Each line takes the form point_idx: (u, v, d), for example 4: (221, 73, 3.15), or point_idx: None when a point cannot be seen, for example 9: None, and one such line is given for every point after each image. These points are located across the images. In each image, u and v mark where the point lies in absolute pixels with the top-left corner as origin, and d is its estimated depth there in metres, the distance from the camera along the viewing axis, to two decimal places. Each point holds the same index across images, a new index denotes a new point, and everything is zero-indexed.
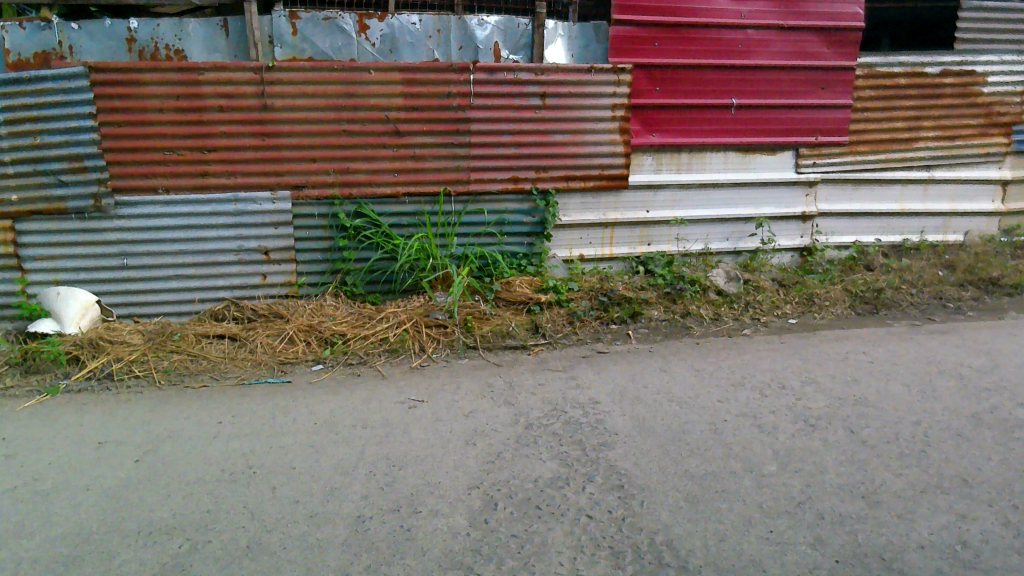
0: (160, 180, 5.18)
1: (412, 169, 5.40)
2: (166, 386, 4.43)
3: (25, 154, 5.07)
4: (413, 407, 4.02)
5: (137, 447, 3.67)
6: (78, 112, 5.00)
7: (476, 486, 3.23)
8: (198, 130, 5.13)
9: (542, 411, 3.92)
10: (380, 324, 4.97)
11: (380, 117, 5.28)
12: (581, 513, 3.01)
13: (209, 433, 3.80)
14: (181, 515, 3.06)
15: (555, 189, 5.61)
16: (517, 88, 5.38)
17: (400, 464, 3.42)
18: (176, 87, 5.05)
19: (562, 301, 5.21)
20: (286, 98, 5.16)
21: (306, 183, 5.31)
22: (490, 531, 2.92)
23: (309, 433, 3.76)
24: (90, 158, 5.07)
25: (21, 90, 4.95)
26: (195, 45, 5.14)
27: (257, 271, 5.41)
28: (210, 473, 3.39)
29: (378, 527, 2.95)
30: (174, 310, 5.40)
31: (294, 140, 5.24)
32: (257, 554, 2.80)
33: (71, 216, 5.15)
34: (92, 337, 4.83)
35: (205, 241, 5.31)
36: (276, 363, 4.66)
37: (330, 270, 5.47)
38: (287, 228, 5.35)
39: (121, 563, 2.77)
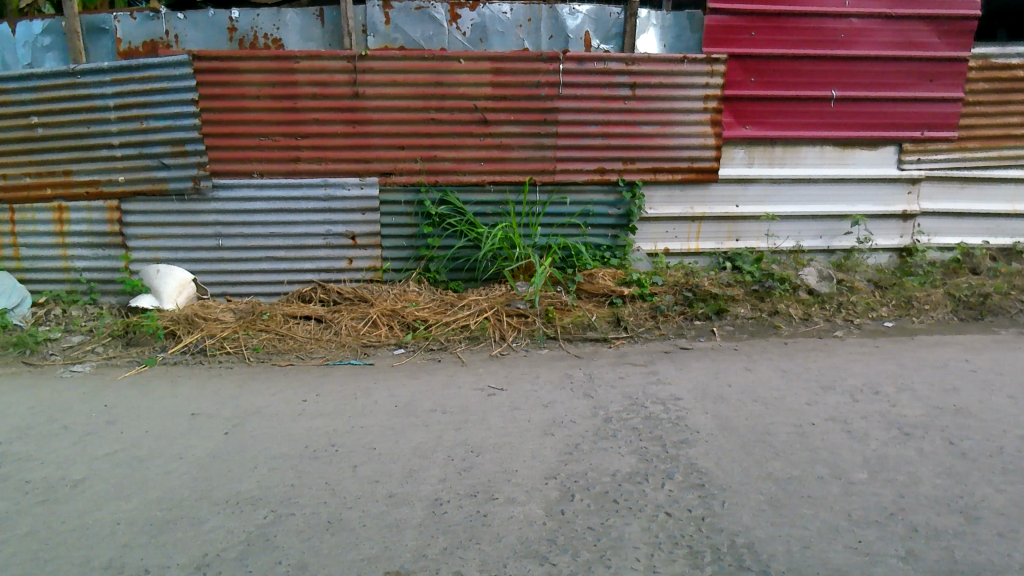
0: (256, 165, 5.35)
1: (498, 159, 5.42)
2: (255, 363, 4.59)
3: (131, 137, 5.32)
4: (492, 395, 4.03)
5: (226, 420, 3.82)
6: (181, 98, 5.21)
7: (553, 476, 3.21)
8: (292, 117, 5.28)
9: (621, 405, 3.87)
10: (461, 311, 5.01)
11: (467, 105, 5.31)
12: (660, 510, 2.96)
13: (294, 410, 3.92)
14: (267, 487, 3.15)
15: (642, 181, 5.52)
16: (607, 78, 5.32)
17: (477, 451, 3.44)
18: (273, 75, 5.20)
19: (645, 295, 5.13)
20: (377, 86, 5.25)
21: (393, 170, 5.39)
22: (566, 522, 2.89)
23: (389, 416, 3.81)
24: (191, 142, 5.29)
25: (129, 77, 5.20)
26: (292, 34, 5.29)
27: (344, 256, 5.53)
28: (295, 449, 3.48)
29: (455, 511, 2.97)
30: (264, 290, 5.58)
31: (384, 128, 5.32)
32: (338, 529, 2.85)
33: (172, 198, 5.40)
34: (188, 313, 5.05)
35: (296, 225, 5.46)
36: (359, 346, 4.75)
37: (414, 256, 5.54)
38: (373, 214, 5.44)
39: (208, 529, 2.86)
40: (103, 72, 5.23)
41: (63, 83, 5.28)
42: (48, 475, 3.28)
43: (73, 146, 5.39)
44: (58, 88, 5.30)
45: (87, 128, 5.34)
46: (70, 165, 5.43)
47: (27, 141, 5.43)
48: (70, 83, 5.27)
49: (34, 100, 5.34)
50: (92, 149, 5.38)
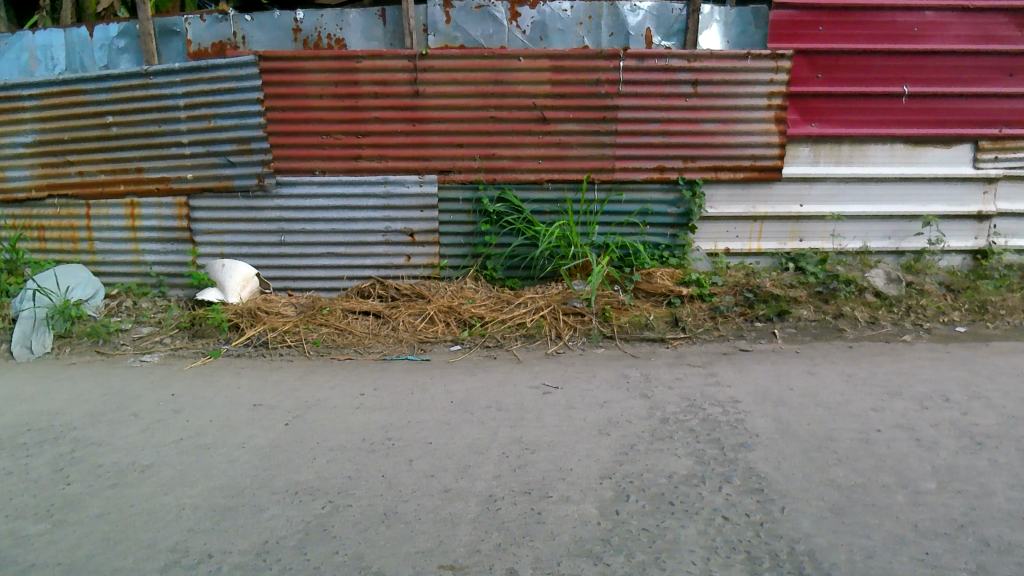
0: (318, 163, 5.46)
1: (557, 157, 5.40)
2: (315, 357, 4.68)
3: (199, 135, 5.48)
4: (547, 393, 4.02)
5: (286, 411, 3.90)
6: (248, 98, 5.34)
7: (608, 476, 3.18)
8: (354, 115, 5.37)
9: (678, 406, 3.81)
10: (518, 309, 5.01)
11: (527, 103, 5.31)
12: (717, 513, 2.90)
13: (352, 403, 3.98)
14: (325, 478, 3.21)
15: (702, 179, 5.43)
16: (668, 75, 5.26)
17: (532, 448, 3.43)
18: (336, 74, 5.30)
19: (704, 296, 5.04)
20: (437, 85, 5.30)
21: (452, 168, 5.42)
22: (620, 522, 2.86)
23: (445, 411, 3.84)
24: (256, 141, 5.42)
25: (199, 77, 5.36)
26: (354, 35, 5.38)
27: (402, 252, 5.58)
28: (352, 441, 3.54)
29: (509, 507, 2.97)
30: (324, 285, 5.68)
31: (443, 126, 5.36)
32: (393, 522, 2.88)
33: (238, 194, 5.55)
34: (251, 306, 5.18)
35: (356, 221, 5.55)
36: (416, 341, 4.80)
37: (471, 254, 5.57)
38: (431, 212, 5.49)
39: (269, 517, 2.92)
40: (174, 73, 5.40)
41: (136, 84, 5.46)
42: (118, 460, 3.40)
43: (145, 145, 5.58)
44: (131, 88, 5.49)
45: (158, 127, 5.53)
46: (142, 163, 5.63)
47: (101, 140, 5.64)
48: (143, 83, 5.46)
49: (109, 100, 5.55)
50: (162, 148, 5.56)
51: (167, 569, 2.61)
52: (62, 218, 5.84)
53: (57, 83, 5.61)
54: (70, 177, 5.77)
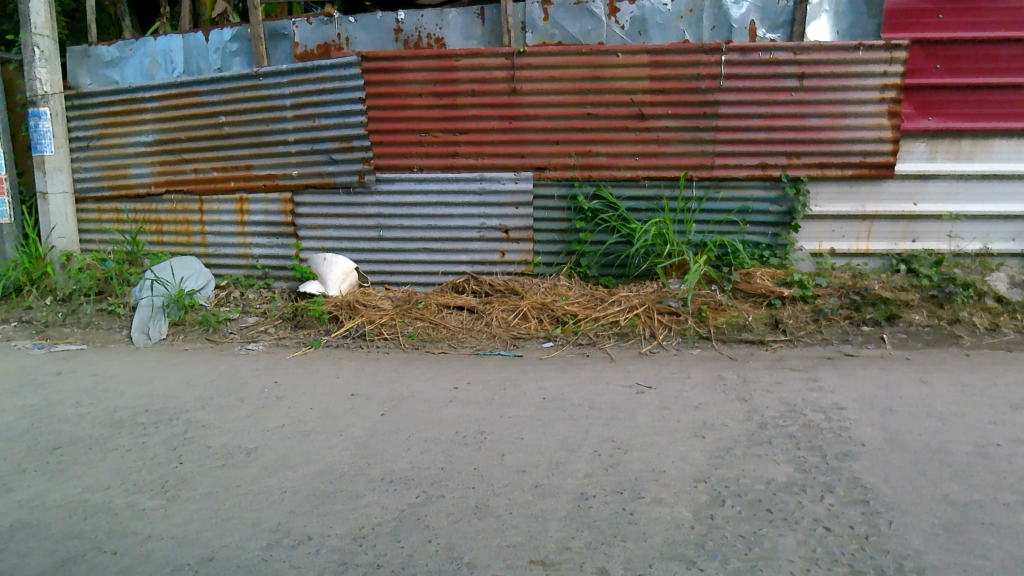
0: (416, 160, 5.57)
1: (654, 153, 5.31)
2: (410, 350, 4.77)
3: (304, 134, 5.69)
4: (640, 392, 3.96)
5: (383, 401, 4.00)
6: (351, 97, 5.51)
7: (703, 480, 3.11)
8: (452, 113, 5.45)
9: (777, 411, 3.68)
10: (611, 307, 4.96)
11: (624, 100, 5.25)
12: (818, 524, 2.78)
13: (445, 396, 4.03)
14: (418, 468, 3.27)
15: (807, 176, 5.23)
16: (773, 68, 5.09)
17: (625, 448, 3.39)
18: (436, 73, 5.40)
19: (807, 297, 4.85)
20: (534, 82, 5.31)
21: (548, 165, 5.42)
22: (715, 528, 2.78)
23: (537, 408, 3.84)
24: (358, 139, 5.58)
25: (305, 78, 5.57)
26: (454, 34, 5.45)
27: (497, 249, 5.62)
28: (445, 434, 3.58)
29: (600, 506, 2.94)
30: (420, 280, 5.79)
31: (539, 123, 5.37)
32: (485, 514, 2.90)
33: (339, 190, 5.73)
34: (350, 299, 5.34)
35: (452, 217, 5.62)
36: (509, 337, 4.83)
37: (565, 251, 5.54)
38: (526, 209, 5.50)
39: (365, 504, 2.99)
40: (283, 74, 5.63)
41: (247, 85, 5.73)
42: (226, 442, 3.56)
43: (254, 143, 5.84)
44: (243, 90, 5.76)
45: (267, 126, 5.77)
46: (251, 161, 5.89)
47: (214, 139, 5.94)
48: (254, 85, 5.72)
49: (222, 101, 5.83)
50: (270, 146, 5.80)
51: (270, 547, 2.71)
52: (178, 213, 6.19)
53: (175, 85, 5.94)
54: (185, 174, 6.10)
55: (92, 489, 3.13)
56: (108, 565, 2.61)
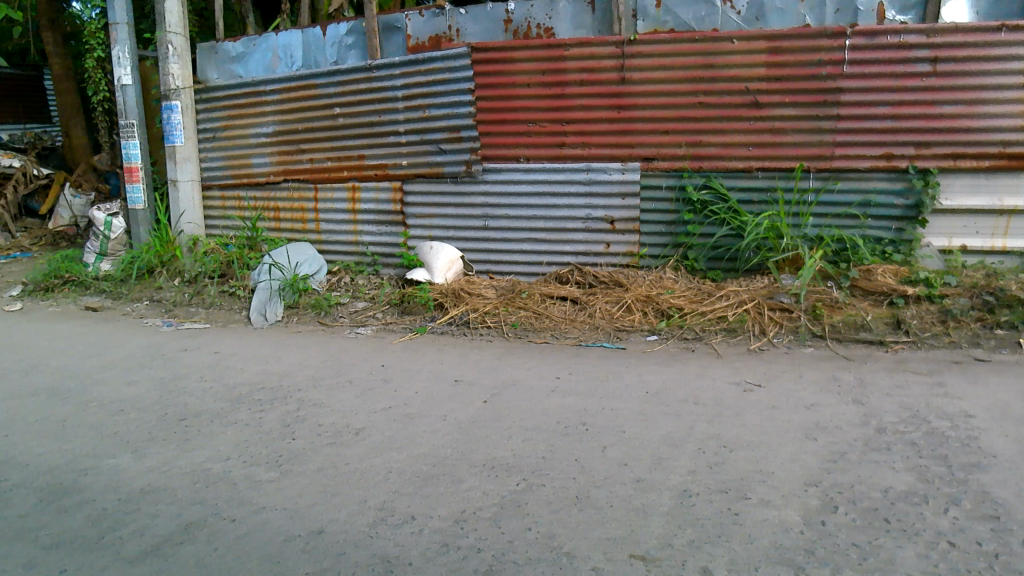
0: (523, 150, 5.58)
1: (768, 144, 5.12)
2: (513, 339, 4.81)
3: (415, 124, 5.82)
4: (748, 391, 3.84)
5: (486, 388, 4.04)
6: (460, 88, 5.59)
7: (814, 484, 2.97)
8: (560, 103, 5.43)
9: (897, 417, 3.48)
10: (719, 301, 4.82)
11: (739, 88, 5.08)
12: (941, 537, 2.60)
13: (548, 385, 4.04)
14: (519, 456, 3.28)
15: (937, 168, 4.90)
16: (902, 53, 4.81)
17: (731, 446, 3.29)
18: (545, 63, 5.40)
19: (933, 297, 4.54)
20: (644, 71, 5.22)
21: (656, 155, 5.31)
22: (827, 534, 2.65)
23: (640, 402, 3.78)
24: (466, 129, 5.65)
25: (416, 70, 5.70)
26: (564, 23, 5.43)
27: (602, 240, 5.56)
28: (547, 423, 3.59)
29: (705, 505, 2.86)
30: (524, 270, 5.81)
31: (649, 113, 5.27)
32: (585, 506, 2.88)
33: (447, 180, 5.82)
34: (456, 287, 5.42)
35: (557, 208, 5.61)
36: (612, 329, 4.78)
37: (672, 243, 5.43)
38: (633, 199, 5.41)
39: (467, 488, 3.03)
40: (395, 66, 5.78)
41: (361, 78, 5.92)
42: (335, 422, 3.69)
43: (366, 134, 6.02)
44: (357, 82, 5.95)
45: (379, 117, 5.93)
46: (364, 151, 6.07)
47: (329, 130, 6.16)
48: (367, 77, 5.90)
49: (337, 93, 6.04)
50: (382, 136, 5.97)
51: (376, 525, 2.79)
52: (295, 200, 6.46)
53: (294, 78, 6.20)
54: (302, 164, 6.35)
55: (214, 459, 3.32)
56: (227, 531, 2.75)
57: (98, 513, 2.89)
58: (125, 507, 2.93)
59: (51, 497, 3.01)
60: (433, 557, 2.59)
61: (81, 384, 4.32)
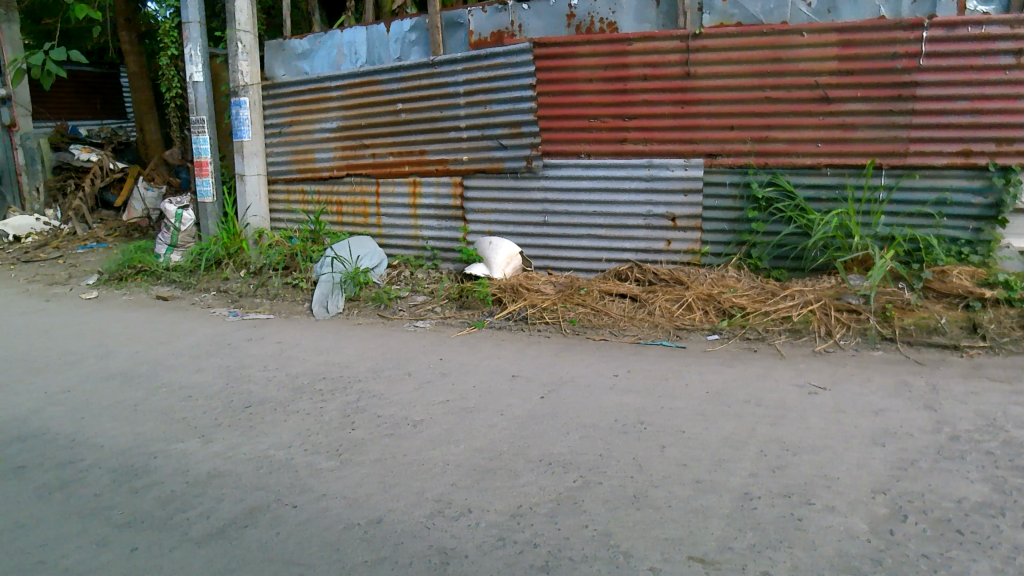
0: (584, 145, 5.55)
1: (838, 140, 4.97)
2: (571, 335, 4.79)
3: (476, 120, 5.84)
4: (813, 393, 3.74)
5: (543, 384, 4.03)
6: (522, 84, 5.59)
7: (882, 492, 2.87)
8: (622, 99, 5.38)
9: (972, 425, 3.34)
10: (783, 301, 4.71)
11: (808, 82, 4.95)
12: (1019, 552, 2.49)
13: (606, 383, 4.01)
14: (576, 453, 3.26)
15: (1019, 166, 4.68)
16: (984, 45, 4.61)
17: (795, 450, 3.21)
18: (607, 58, 5.37)
19: (1013, 300, 4.34)
20: (709, 65, 5.13)
21: (720, 152, 5.22)
22: (895, 544, 2.56)
23: (700, 401, 3.72)
24: (527, 125, 5.65)
25: (478, 65, 5.73)
26: (627, 17, 5.36)
27: (663, 237, 5.49)
28: (605, 421, 3.56)
29: (766, 509, 2.80)
30: (583, 266, 5.77)
31: (713, 108, 5.17)
32: (643, 505, 2.85)
33: (507, 175, 5.83)
34: (514, 283, 5.42)
35: (618, 204, 5.55)
36: (672, 328, 4.72)
37: (735, 241, 5.32)
38: (696, 196, 5.32)
39: (523, 484, 3.03)
40: (457, 62, 5.82)
41: (424, 74, 5.98)
42: (394, 413, 3.74)
43: (428, 129, 6.07)
44: (420, 78, 6.01)
45: (441, 113, 5.98)
46: (425, 146, 6.12)
47: (392, 125, 6.23)
48: (430, 73, 5.96)
49: (400, 89, 6.12)
50: (443, 132, 6.01)
51: (433, 516, 2.81)
52: (357, 195, 6.56)
53: (359, 74, 6.30)
54: (364, 158, 6.45)
55: (277, 446, 3.39)
56: (288, 517, 2.81)
57: (167, 494, 2.99)
58: (193, 490, 3.02)
59: (124, 477, 3.13)
60: (489, 551, 2.59)
61: (153, 370, 4.47)
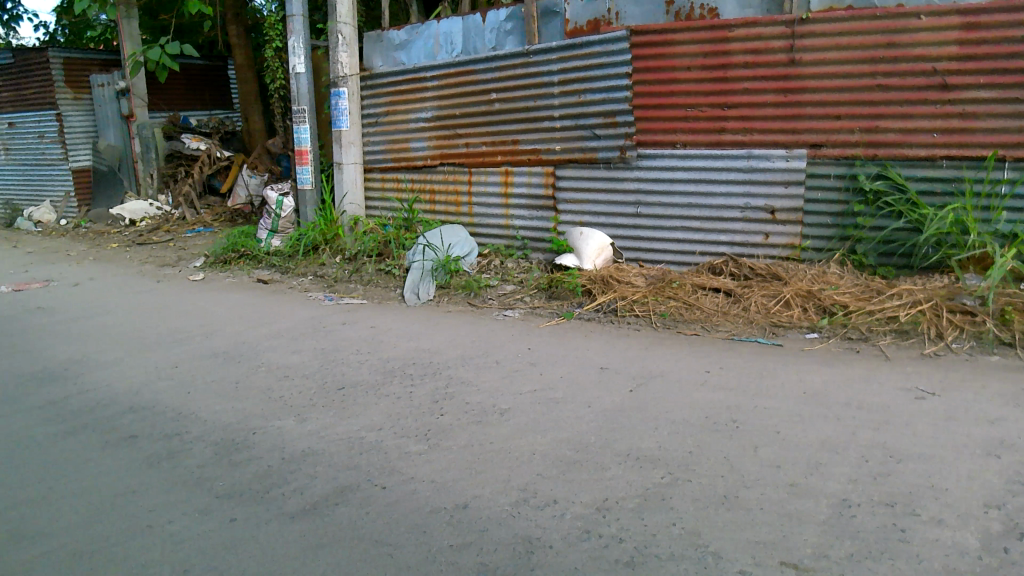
0: (680, 136, 5.42)
1: (955, 130, 4.66)
2: (661, 329, 4.70)
3: (570, 110, 5.80)
4: (921, 398, 3.53)
5: (632, 377, 3.97)
6: (618, 72, 5.52)
7: (996, 507, 2.68)
8: (722, 87, 5.22)
9: None
10: (890, 300, 4.47)
11: (924, 69, 4.67)
12: None
13: (697, 379, 3.91)
14: (665, 449, 3.20)
15: None
16: None
17: (899, 457, 3.04)
18: (707, 46, 5.22)
19: None
20: (816, 52, 4.91)
21: (825, 142, 4.99)
22: (1010, 562, 2.39)
23: (797, 402, 3.58)
24: (622, 114, 5.57)
25: (574, 54, 5.69)
26: (729, 3, 5.17)
27: (761, 230, 5.30)
28: (696, 418, 3.47)
29: (866, 517, 2.66)
30: (676, 259, 5.64)
31: (819, 96, 4.95)
32: (734, 506, 2.76)
33: (600, 165, 5.77)
34: (604, 274, 5.37)
35: (714, 196, 5.40)
36: (768, 325, 4.56)
37: (838, 236, 5.09)
38: (797, 188, 5.12)
39: (611, 477, 2.99)
40: (553, 51, 5.81)
41: (519, 63, 5.99)
42: (482, 400, 3.76)
43: (521, 119, 6.08)
44: (515, 67, 6.03)
45: (535, 102, 5.97)
46: (519, 136, 6.13)
47: (486, 115, 6.27)
48: (525, 62, 5.96)
49: (495, 78, 6.15)
50: (537, 121, 6.00)
51: (519, 505, 2.81)
52: (450, 183, 6.62)
53: (455, 64, 6.37)
54: (458, 148, 6.51)
55: (368, 428, 3.47)
56: (378, 497, 2.87)
57: (265, 469, 3.10)
58: (288, 466, 3.12)
59: (225, 451, 3.27)
60: (574, 543, 2.57)
61: (253, 350, 4.65)
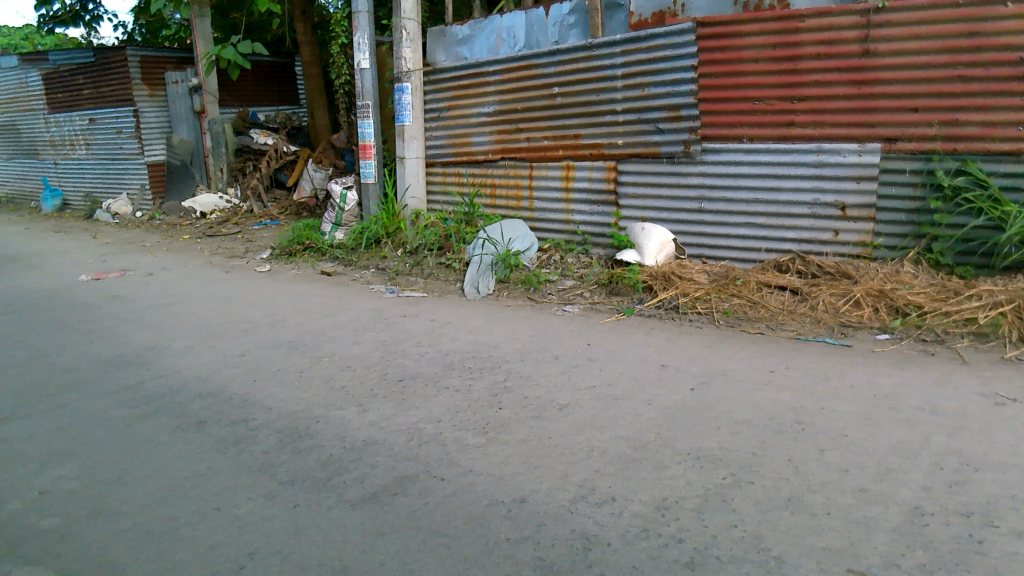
0: (746, 129, 5.30)
1: None
2: (724, 327, 4.60)
3: (633, 103, 5.73)
4: (1000, 405, 3.37)
5: (694, 376, 3.90)
6: (683, 65, 5.43)
7: None
8: (791, 80, 5.08)
9: None
10: (968, 301, 4.28)
11: (1010, 58, 4.45)
12: None
13: (761, 379, 3.82)
14: (728, 449, 3.13)
15: None
16: None
17: (976, 466, 2.91)
18: (776, 37, 5.08)
19: None
20: (893, 42, 4.73)
21: (901, 136, 4.81)
22: None
23: (866, 405, 3.46)
24: (686, 107, 5.47)
25: (638, 47, 5.62)
26: None
27: (830, 227, 5.14)
28: (760, 418, 3.39)
29: (940, 527, 2.55)
30: (740, 256, 5.52)
31: (895, 88, 4.77)
32: (799, 510, 2.68)
33: (663, 160, 5.68)
34: (666, 271, 5.29)
35: (781, 191, 5.26)
36: (837, 325, 4.42)
37: (913, 234, 4.89)
38: (869, 184, 4.94)
39: (671, 476, 2.94)
40: (616, 44, 5.74)
41: (581, 57, 5.95)
42: (541, 395, 3.75)
43: (584, 113, 6.03)
44: (578, 61, 5.99)
45: (598, 96, 5.92)
46: (580, 130, 6.09)
47: (547, 109, 6.25)
48: (588, 56, 5.92)
49: (558, 72, 6.12)
50: (599, 115, 5.95)
51: (577, 501, 2.79)
52: (511, 177, 6.62)
53: (517, 58, 6.37)
54: (519, 142, 6.51)
55: (427, 420, 3.50)
56: (436, 489, 2.89)
57: (326, 458, 3.15)
58: (349, 455, 3.17)
59: (289, 438, 3.33)
60: (632, 542, 2.54)
61: (316, 340, 4.75)
